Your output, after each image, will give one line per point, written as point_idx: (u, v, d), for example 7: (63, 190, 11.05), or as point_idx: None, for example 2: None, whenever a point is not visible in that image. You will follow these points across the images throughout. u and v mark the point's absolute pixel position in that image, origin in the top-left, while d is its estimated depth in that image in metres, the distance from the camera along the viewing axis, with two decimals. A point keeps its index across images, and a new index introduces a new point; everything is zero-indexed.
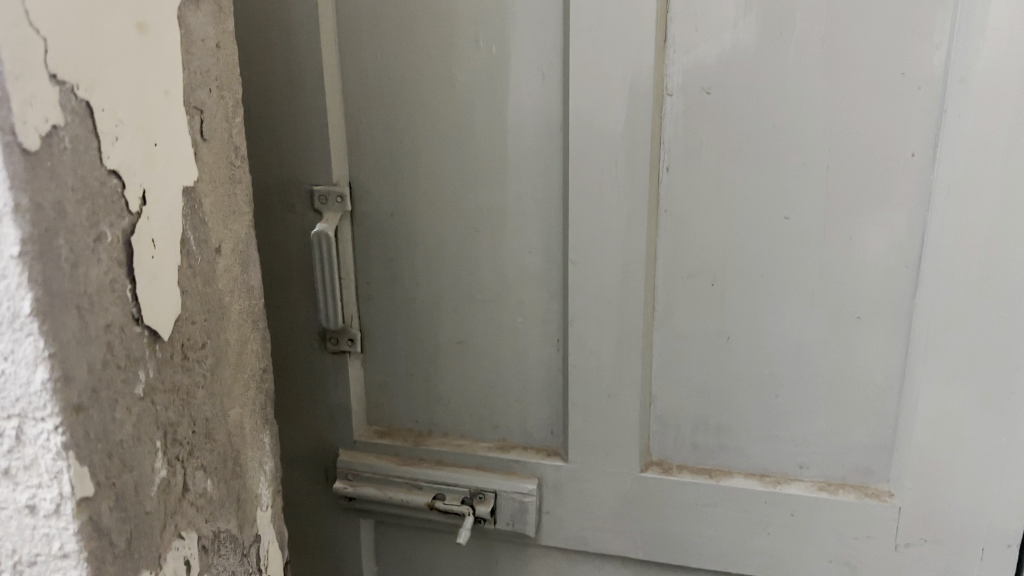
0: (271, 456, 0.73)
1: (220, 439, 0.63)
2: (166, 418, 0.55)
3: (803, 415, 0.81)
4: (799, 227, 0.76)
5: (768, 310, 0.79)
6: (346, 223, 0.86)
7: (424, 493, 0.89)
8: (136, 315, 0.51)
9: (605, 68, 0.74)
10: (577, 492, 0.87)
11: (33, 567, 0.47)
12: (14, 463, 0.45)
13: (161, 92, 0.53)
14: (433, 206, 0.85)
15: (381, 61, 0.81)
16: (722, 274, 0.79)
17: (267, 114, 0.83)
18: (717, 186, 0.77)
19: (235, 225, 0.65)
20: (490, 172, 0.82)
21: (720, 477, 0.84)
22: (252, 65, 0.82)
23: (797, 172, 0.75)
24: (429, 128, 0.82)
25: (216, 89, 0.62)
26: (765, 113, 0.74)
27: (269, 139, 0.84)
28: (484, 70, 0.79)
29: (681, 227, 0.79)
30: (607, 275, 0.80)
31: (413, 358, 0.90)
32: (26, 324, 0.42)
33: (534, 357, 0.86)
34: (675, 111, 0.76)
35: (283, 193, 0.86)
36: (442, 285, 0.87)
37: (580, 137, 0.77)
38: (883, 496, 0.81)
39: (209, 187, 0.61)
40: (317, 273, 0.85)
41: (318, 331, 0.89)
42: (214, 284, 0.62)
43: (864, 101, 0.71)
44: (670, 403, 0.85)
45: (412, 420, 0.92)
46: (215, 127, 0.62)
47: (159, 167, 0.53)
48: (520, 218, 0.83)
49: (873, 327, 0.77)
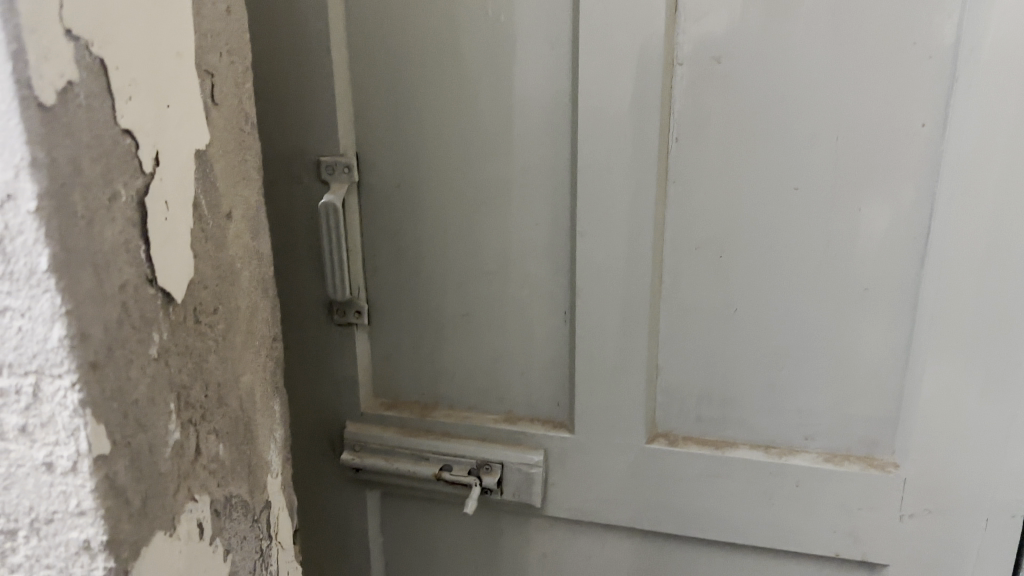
0: (280, 424, 0.73)
1: (231, 404, 0.63)
2: (179, 381, 0.55)
3: (808, 387, 0.81)
4: (807, 198, 0.76)
5: (774, 282, 0.79)
6: (353, 194, 0.86)
7: (431, 465, 0.90)
8: (150, 276, 0.51)
9: (615, 37, 0.74)
10: (582, 465, 0.87)
11: (50, 524, 0.48)
12: (31, 421, 0.46)
13: (173, 53, 0.53)
14: (439, 178, 0.84)
15: (388, 31, 0.81)
16: (729, 246, 0.79)
17: (273, 84, 0.83)
18: (725, 156, 0.77)
19: (245, 191, 0.65)
20: (496, 144, 0.82)
21: (726, 449, 0.84)
22: (259, 34, 0.81)
23: (806, 143, 0.75)
24: (435, 99, 0.82)
25: (226, 54, 0.62)
26: (775, 83, 0.73)
27: (276, 109, 0.84)
28: (491, 41, 0.79)
29: (688, 198, 0.79)
30: (614, 246, 0.80)
31: (419, 331, 0.90)
32: (43, 280, 0.42)
33: (540, 330, 0.86)
34: (684, 81, 0.76)
35: (290, 163, 0.85)
36: (448, 257, 0.87)
37: (588, 107, 0.77)
38: (888, 467, 0.81)
39: (219, 153, 0.61)
40: (324, 244, 0.85)
41: (325, 303, 0.89)
42: (225, 250, 0.62)
43: (874, 70, 0.71)
44: (676, 375, 0.84)
45: (418, 392, 0.93)
46: (225, 92, 0.61)
47: (171, 130, 0.53)
48: (526, 190, 0.82)
49: (879, 300, 0.77)
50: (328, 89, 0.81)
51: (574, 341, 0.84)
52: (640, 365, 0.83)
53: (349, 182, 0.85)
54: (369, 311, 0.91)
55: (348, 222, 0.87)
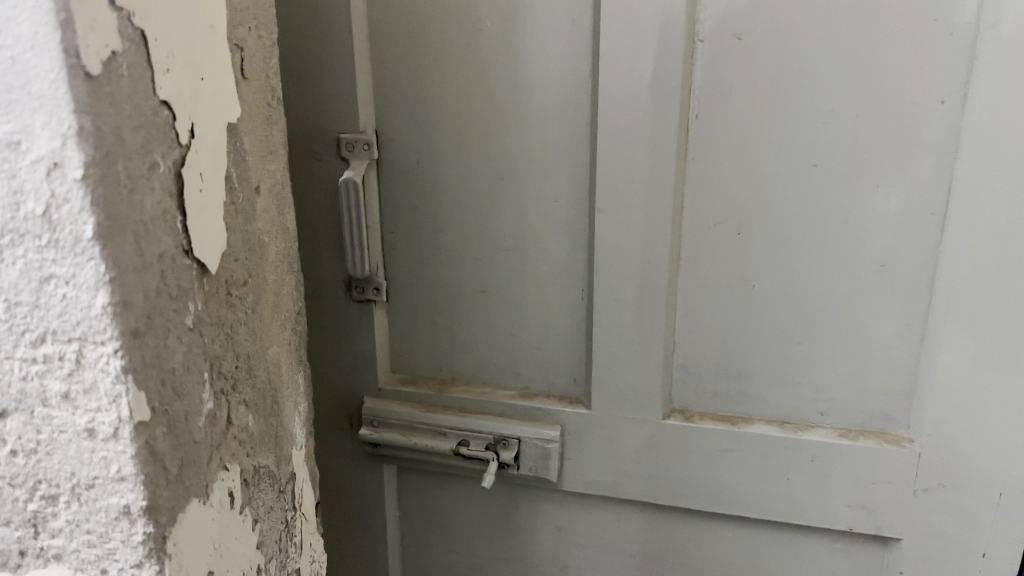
0: (304, 397, 0.74)
1: (259, 376, 0.64)
2: (213, 351, 0.56)
3: (825, 362, 0.82)
4: (827, 174, 0.77)
5: (793, 258, 0.80)
6: (372, 171, 0.87)
7: (449, 440, 0.90)
8: (186, 247, 0.51)
9: (636, 14, 0.75)
10: (599, 440, 0.88)
11: (90, 490, 0.49)
12: (74, 387, 0.46)
13: (207, 26, 0.53)
14: (459, 154, 0.85)
15: (409, 7, 0.81)
16: (748, 222, 0.80)
17: (293, 61, 0.83)
18: (745, 133, 0.77)
19: (272, 165, 0.66)
20: (516, 120, 0.82)
21: (742, 424, 0.85)
22: (279, 11, 0.82)
23: (826, 120, 0.75)
24: (455, 76, 0.82)
25: (254, 29, 0.62)
26: (795, 60, 0.74)
27: (296, 85, 0.84)
28: (510, 17, 0.79)
29: (707, 175, 0.79)
30: (633, 223, 0.81)
31: (437, 306, 0.91)
32: (88, 249, 0.43)
33: (558, 305, 0.87)
34: (705, 58, 0.76)
35: (310, 140, 0.86)
36: (467, 232, 0.87)
37: (609, 83, 0.77)
38: (902, 442, 0.82)
39: (249, 126, 0.61)
40: (344, 220, 0.85)
41: (344, 279, 0.90)
42: (254, 223, 0.62)
43: (895, 47, 0.72)
44: (693, 350, 0.85)
45: (435, 368, 0.93)
46: (254, 66, 0.62)
47: (205, 102, 0.53)
48: (545, 165, 0.83)
49: (896, 275, 0.78)
50: (348, 66, 0.82)
51: (592, 317, 0.85)
52: (658, 341, 0.84)
53: (369, 159, 0.86)
54: (387, 287, 0.91)
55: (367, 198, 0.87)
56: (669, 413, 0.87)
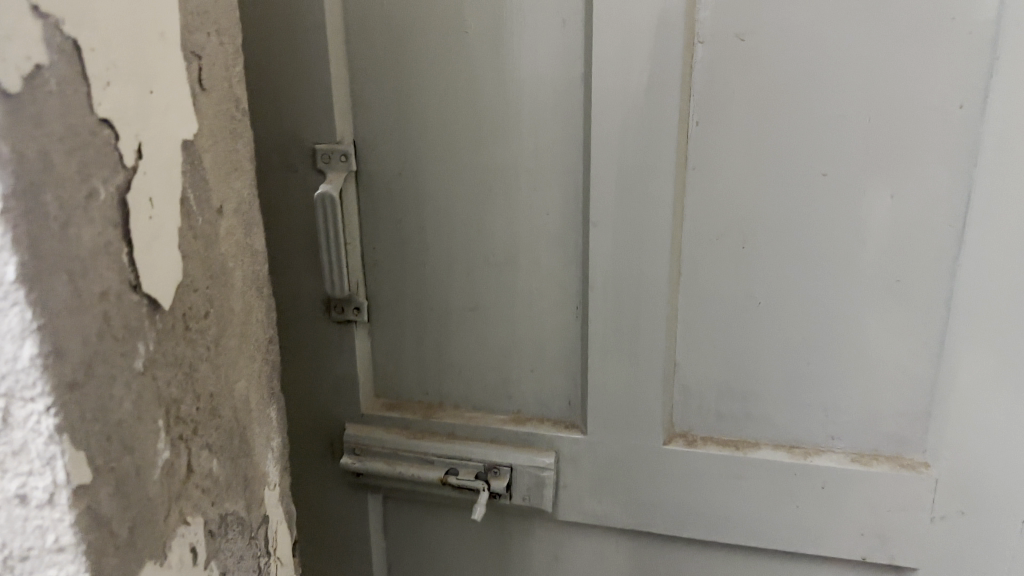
0: (277, 431, 0.68)
1: (225, 415, 0.58)
2: (169, 394, 0.51)
3: (836, 383, 0.77)
4: (837, 184, 0.71)
5: (802, 273, 0.74)
6: (350, 183, 0.81)
7: (436, 469, 0.85)
8: (133, 282, 0.46)
9: (632, 13, 0.69)
10: (595, 467, 0.83)
11: (25, 561, 0.43)
12: (2, 448, 0.41)
13: (157, 33, 0.47)
14: (443, 164, 0.79)
15: (387, 7, 0.75)
16: (752, 235, 0.74)
17: (264, 67, 0.77)
18: (748, 141, 0.72)
19: (237, 183, 0.60)
20: (504, 127, 0.77)
21: (747, 449, 0.80)
22: (249, 14, 0.76)
23: (836, 126, 0.70)
24: (438, 80, 0.77)
25: (215, 35, 0.56)
26: (802, 62, 0.69)
27: (267, 93, 0.78)
28: (495, 18, 0.73)
29: (709, 185, 0.74)
30: (629, 237, 0.75)
31: (422, 326, 0.85)
32: (10, 293, 0.38)
33: (551, 324, 0.82)
34: (706, 60, 0.71)
35: (284, 151, 0.80)
36: (452, 247, 0.82)
37: (603, 89, 0.72)
38: (918, 467, 0.77)
39: (210, 143, 0.56)
40: (321, 237, 0.80)
41: (322, 299, 0.84)
42: (217, 248, 0.57)
43: (911, 47, 0.66)
44: (696, 371, 0.80)
45: (421, 391, 0.88)
46: (215, 76, 0.56)
47: (156, 119, 0.47)
48: (535, 176, 0.77)
49: (913, 291, 0.73)
50: (322, 72, 0.76)
51: (587, 337, 0.80)
52: (658, 360, 0.78)
53: (347, 170, 0.80)
54: (368, 307, 0.86)
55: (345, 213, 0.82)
56: (668, 438, 0.82)
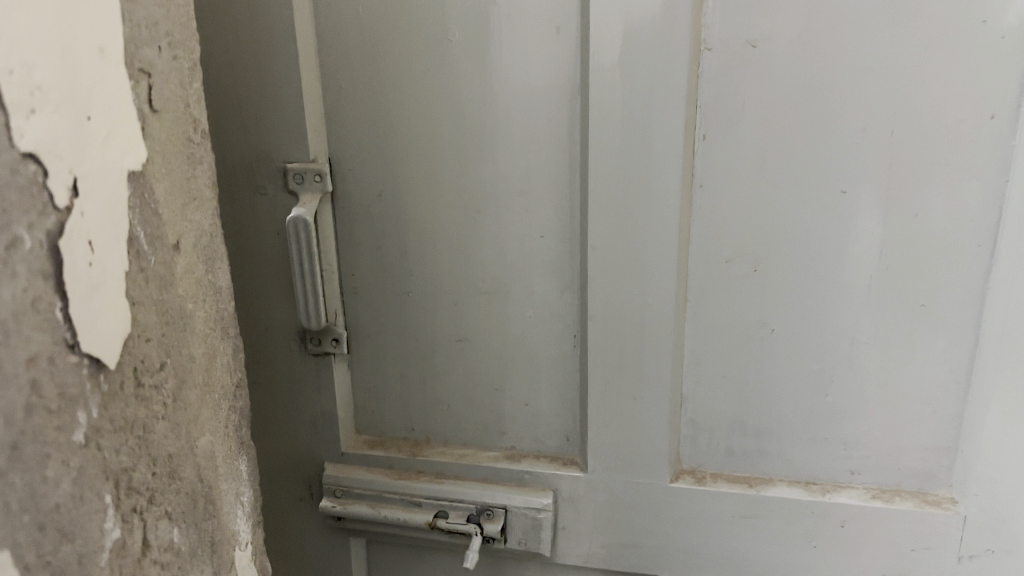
0: (248, 485, 0.62)
1: (186, 477, 0.52)
2: (119, 464, 0.44)
3: (856, 414, 0.71)
4: (857, 202, 0.66)
5: (818, 298, 0.69)
6: (325, 205, 0.75)
7: (424, 511, 0.79)
8: (70, 341, 0.39)
9: (631, 18, 0.63)
10: (597, 507, 0.77)
11: None
12: None
13: (95, 50, 0.41)
14: (427, 184, 0.73)
15: (363, 15, 0.69)
16: (765, 257, 0.69)
17: (228, 80, 0.71)
18: (760, 156, 0.66)
19: (196, 214, 0.53)
20: (493, 144, 0.70)
21: (761, 486, 0.74)
22: (211, 23, 0.69)
23: (856, 140, 0.64)
24: (419, 94, 0.70)
25: (167, 49, 0.50)
26: (819, 71, 0.63)
27: (232, 108, 0.72)
28: (481, 25, 0.67)
29: (717, 204, 0.68)
30: (631, 261, 0.69)
31: (408, 358, 0.79)
32: None
33: (546, 354, 0.76)
34: (713, 69, 0.65)
35: (251, 171, 0.74)
36: (439, 274, 0.76)
37: (600, 101, 0.66)
38: (945, 504, 0.72)
39: (163, 171, 0.49)
40: (294, 265, 0.73)
41: (297, 330, 0.78)
42: (173, 290, 0.50)
43: (937, 53, 0.61)
44: (704, 403, 0.74)
45: (407, 427, 0.82)
46: (168, 95, 0.50)
47: (95, 148, 0.41)
48: (528, 196, 0.71)
49: (939, 316, 0.67)
50: (292, 85, 0.69)
51: (586, 369, 0.74)
52: (663, 393, 0.72)
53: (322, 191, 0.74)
54: (348, 338, 0.79)
55: (321, 238, 0.75)
56: (674, 475, 0.76)
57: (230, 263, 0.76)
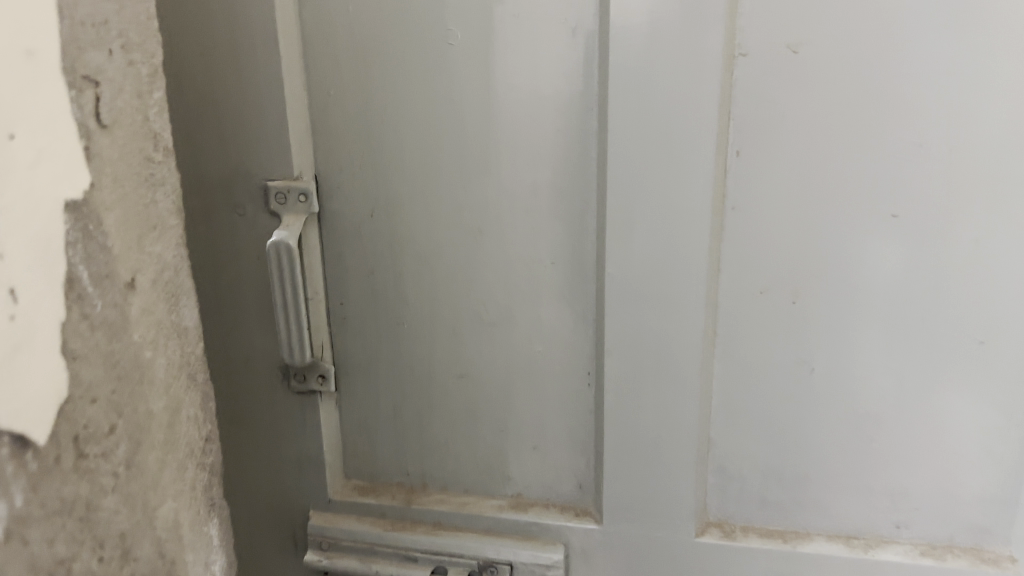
0: (220, 551, 0.54)
1: (143, 555, 0.44)
2: (54, 556, 0.36)
3: (904, 463, 0.64)
4: (910, 227, 0.58)
5: (864, 336, 0.61)
6: (311, 227, 0.67)
7: (421, 567, 0.71)
8: None
9: (659, 19, 0.56)
10: (613, 562, 0.69)
11: None
12: None
13: (21, 53, 0.33)
14: (426, 205, 0.65)
15: (352, 14, 0.61)
16: (806, 289, 0.61)
17: (201, 85, 0.63)
18: (803, 174, 0.59)
19: (157, 245, 0.46)
20: (498, 159, 0.63)
21: (796, 541, 0.67)
22: (182, 25, 0.62)
23: (911, 157, 0.57)
24: (416, 104, 0.63)
25: (121, 52, 0.42)
26: (870, 80, 0.56)
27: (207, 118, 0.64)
28: (484, 27, 0.60)
29: (752, 229, 0.61)
30: (654, 291, 0.62)
31: (404, 396, 0.71)
32: None
33: (557, 393, 0.68)
34: (749, 76, 0.58)
35: (228, 190, 0.66)
36: (437, 304, 0.68)
37: (622, 114, 0.58)
38: (1003, 562, 0.64)
39: (114, 198, 0.41)
40: (275, 295, 0.65)
41: (279, 366, 0.70)
42: (128, 337, 0.43)
43: (1005, 60, 0.54)
44: (734, 449, 0.66)
45: (401, 472, 0.74)
46: (121, 108, 0.42)
47: (20, 174, 0.33)
48: (538, 218, 0.64)
49: (999, 355, 0.60)
50: (274, 93, 0.62)
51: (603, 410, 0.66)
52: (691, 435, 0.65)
53: (307, 212, 0.66)
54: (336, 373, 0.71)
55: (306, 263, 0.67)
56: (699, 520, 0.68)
57: (202, 290, 0.69)
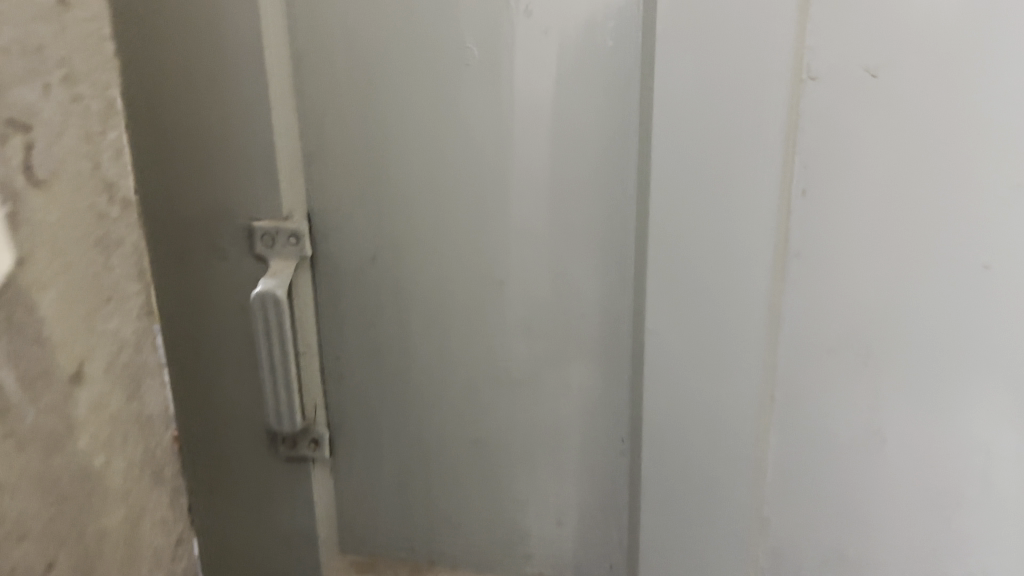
0: None
1: None
2: None
3: (987, 546, 0.55)
4: (1001, 282, 0.50)
5: (945, 403, 0.53)
6: (303, 272, 0.58)
7: None
8: None
9: (716, 40, 0.47)
10: None
11: None
12: None
13: None
14: (436, 246, 0.57)
15: (351, 30, 0.53)
16: (877, 349, 0.53)
17: (171, 111, 0.54)
18: (877, 218, 0.50)
19: (111, 322, 0.37)
20: (521, 194, 0.55)
21: None
22: (150, 44, 0.52)
23: (1005, 199, 0.48)
24: (426, 131, 0.54)
25: (62, 85, 0.33)
26: (962, 110, 0.47)
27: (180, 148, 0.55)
28: (506, 44, 0.52)
29: (816, 280, 0.52)
30: (703, 350, 0.53)
31: (409, 462, 0.62)
32: None
33: (586, 461, 0.60)
34: (819, 105, 0.49)
35: (209, 230, 0.57)
36: (451, 358, 0.59)
37: (672, 151, 0.50)
38: None
39: (53, 272, 0.32)
40: (262, 354, 0.56)
41: (265, 432, 0.61)
42: (72, 446, 0.34)
43: None
44: (791, 530, 0.58)
45: (407, 545, 0.65)
46: (62, 157, 0.33)
47: None
48: (567, 262, 0.56)
49: None
50: (259, 121, 0.53)
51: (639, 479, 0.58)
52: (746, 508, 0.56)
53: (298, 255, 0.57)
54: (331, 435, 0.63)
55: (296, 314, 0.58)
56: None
57: (179, 343, 0.60)
